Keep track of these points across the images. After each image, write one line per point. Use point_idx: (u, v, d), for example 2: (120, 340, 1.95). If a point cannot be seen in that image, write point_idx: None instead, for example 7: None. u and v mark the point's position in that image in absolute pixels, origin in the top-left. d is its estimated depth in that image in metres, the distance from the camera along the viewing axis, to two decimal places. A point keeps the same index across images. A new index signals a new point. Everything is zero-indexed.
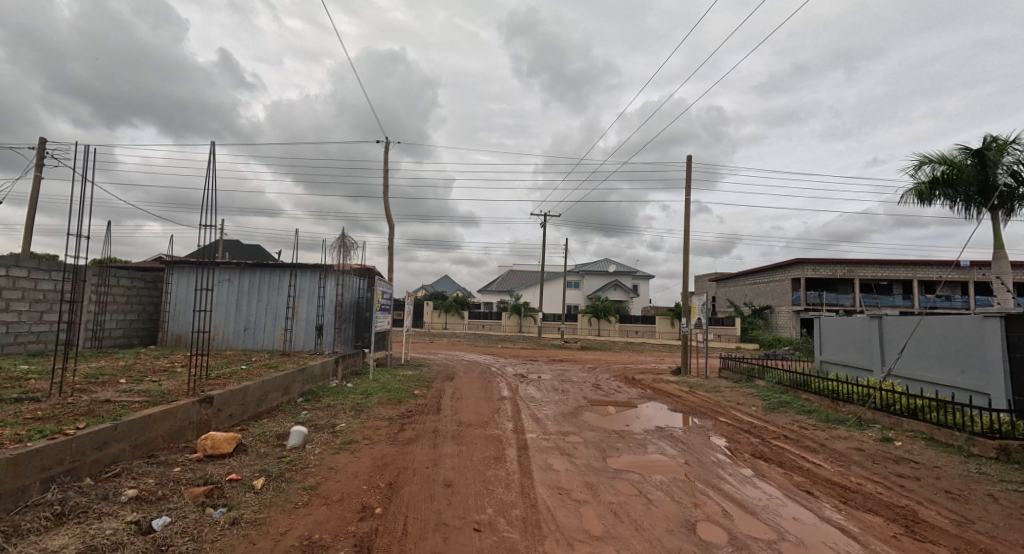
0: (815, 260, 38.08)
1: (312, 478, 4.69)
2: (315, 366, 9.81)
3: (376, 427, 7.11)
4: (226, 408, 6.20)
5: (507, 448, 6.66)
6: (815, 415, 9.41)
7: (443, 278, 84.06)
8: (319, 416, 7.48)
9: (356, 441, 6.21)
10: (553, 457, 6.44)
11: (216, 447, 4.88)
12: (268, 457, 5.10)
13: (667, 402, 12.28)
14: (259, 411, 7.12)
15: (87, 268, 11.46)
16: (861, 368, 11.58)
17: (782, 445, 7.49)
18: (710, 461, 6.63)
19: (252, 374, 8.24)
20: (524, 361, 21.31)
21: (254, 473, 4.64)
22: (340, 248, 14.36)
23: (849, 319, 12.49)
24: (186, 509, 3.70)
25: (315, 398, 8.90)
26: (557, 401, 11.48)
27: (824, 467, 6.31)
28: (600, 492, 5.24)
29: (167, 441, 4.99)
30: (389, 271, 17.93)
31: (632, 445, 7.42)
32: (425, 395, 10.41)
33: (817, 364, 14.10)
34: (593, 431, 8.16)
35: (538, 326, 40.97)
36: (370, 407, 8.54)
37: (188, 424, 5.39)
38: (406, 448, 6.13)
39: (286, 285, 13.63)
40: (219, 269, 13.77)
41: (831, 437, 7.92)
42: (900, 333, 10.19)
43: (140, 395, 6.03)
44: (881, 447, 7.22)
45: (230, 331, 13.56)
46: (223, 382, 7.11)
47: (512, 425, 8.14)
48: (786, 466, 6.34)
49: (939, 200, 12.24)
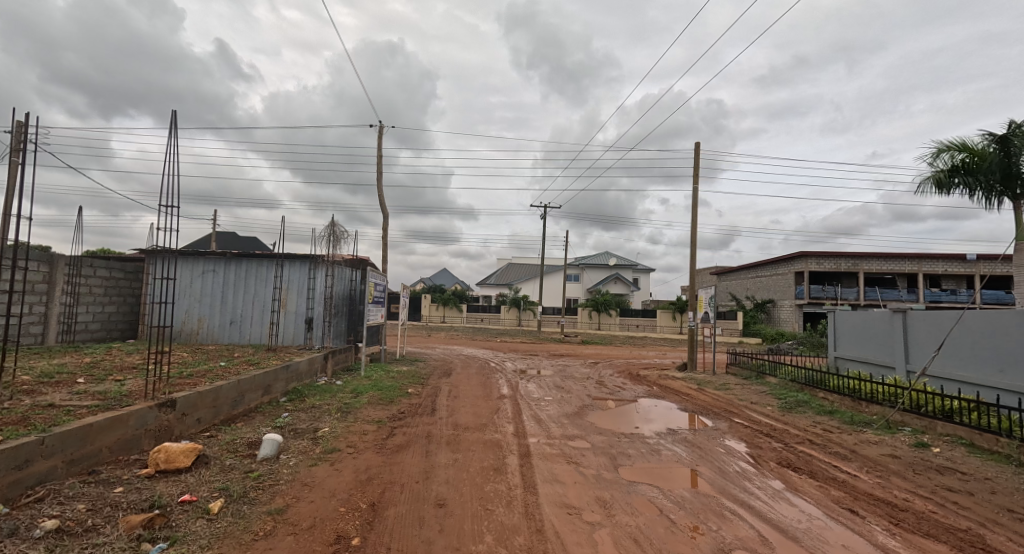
0: (820, 253, 37.34)
1: (280, 498, 4.01)
2: (300, 362, 9.10)
3: (363, 431, 6.43)
4: (193, 412, 5.51)
5: (508, 457, 5.98)
6: (838, 417, 8.77)
7: (441, 272, 83.24)
8: (300, 420, 6.80)
9: (338, 450, 5.52)
10: (559, 468, 5.77)
11: (171, 461, 4.20)
12: (233, 472, 4.41)
13: (675, 399, 11.65)
14: (233, 414, 6.45)
15: (59, 257, 10.71)
16: (883, 365, 10.96)
17: (808, 451, 6.82)
18: (733, 470, 5.97)
19: (228, 373, 7.54)
20: (524, 356, 20.68)
21: (213, 493, 3.96)
22: (330, 236, 13.62)
23: (868, 314, 11.85)
24: (116, 545, 3.02)
25: (300, 398, 8.22)
26: (560, 400, 10.79)
27: (862, 479, 5.64)
28: (616, 511, 4.56)
29: (114, 453, 4.31)
30: (384, 262, 17.23)
31: (644, 452, 6.75)
32: (419, 394, 9.71)
33: (831, 360, 13.49)
34: (600, 435, 7.49)
35: (537, 319, 40.37)
36: (359, 408, 7.84)
37: (144, 431, 4.71)
38: (395, 458, 5.45)
39: (273, 276, 12.90)
40: (203, 260, 13.03)
41: (861, 442, 7.26)
42: (928, 328, 9.54)
43: (93, 397, 5.32)
44: (919, 454, 6.57)
45: (215, 325, 12.86)
46: (193, 382, 6.43)
47: (512, 428, 7.47)
48: (819, 478, 5.67)
49: (960, 188, 11.40)
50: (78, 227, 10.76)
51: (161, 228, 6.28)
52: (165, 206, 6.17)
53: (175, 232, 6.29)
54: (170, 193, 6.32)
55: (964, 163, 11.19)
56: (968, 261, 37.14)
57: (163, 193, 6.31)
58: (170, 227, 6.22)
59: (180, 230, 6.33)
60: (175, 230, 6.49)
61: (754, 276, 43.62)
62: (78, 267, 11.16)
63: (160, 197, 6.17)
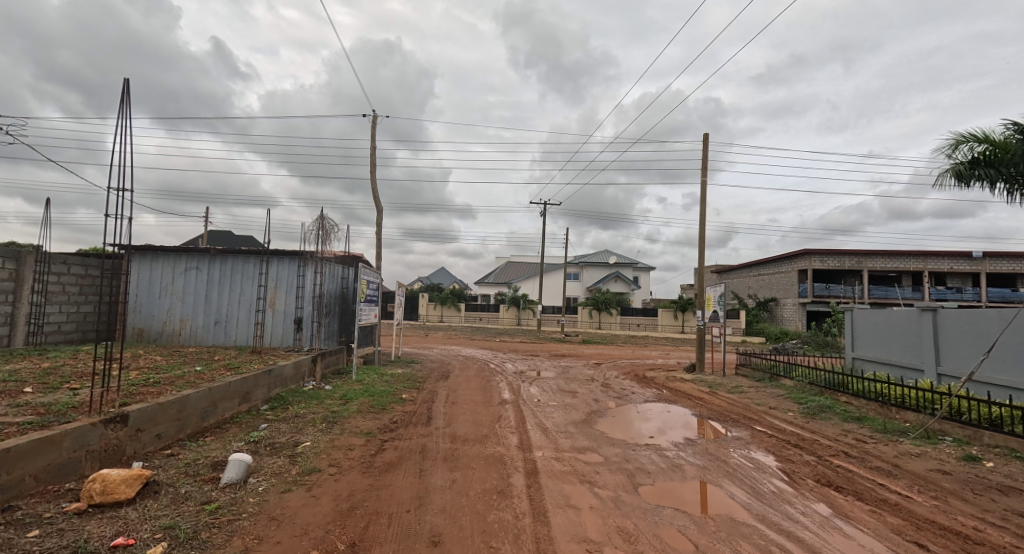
0: (823, 251, 36.63)
1: (240, 540, 3.29)
2: (285, 366, 8.38)
3: (349, 446, 5.70)
4: (151, 428, 4.80)
5: (513, 476, 5.25)
6: (868, 424, 8.11)
7: (439, 270, 82.43)
8: (280, 432, 6.08)
9: (319, 470, 4.79)
10: (573, 490, 5.03)
11: (109, 492, 3.46)
12: (186, 504, 3.67)
13: (688, 404, 10.90)
14: (203, 427, 5.73)
15: (26, 254, 9.96)
16: (909, 368, 10.32)
17: (846, 466, 6.13)
18: (768, 490, 5.24)
19: (201, 379, 6.80)
20: (524, 357, 19.93)
21: (155, 533, 3.23)
22: (319, 231, 12.86)
23: (890, 313, 11.20)
24: None
25: (283, 406, 7.49)
26: (565, 405, 10.05)
27: (918, 502, 4.94)
28: (643, 548, 3.84)
29: (41, 481, 3.58)
30: (378, 258, 16.47)
31: (664, 467, 6.03)
32: (414, 400, 8.99)
33: (849, 361, 12.85)
34: (613, 447, 6.79)
35: (537, 318, 39.69)
36: (345, 418, 7.08)
37: (83, 453, 3.98)
38: (385, 481, 4.73)
39: (260, 274, 12.15)
40: (185, 255, 12.27)
41: (901, 454, 6.57)
42: (963, 328, 8.90)
43: (31, 411, 4.56)
44: (971, 470, 5.87)
45: (199, 325, 12.12)
46: (157, 392, 5.69)
47: (516, 439, 6.75)
48: (868, 500, 4.97)
49: (979, 182, 10.16)
50: (47, 221, 9.97)
51: (112, 216, 5.25)
52: (115, 189, 5.12)
53: (128, 222, 5.20)
54: (121, 176, 5.30)
55: (985, 153, 10.07)
56: (974, 257, 36.54)
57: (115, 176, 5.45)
58: (120, 214, 5.16)
59: (134, 219, 5.29)
60: (127, 218, 5.42)
61: (755, 274, 43.02)
62: (49, 263, 10.38)
63: (108, 180, 5.07)
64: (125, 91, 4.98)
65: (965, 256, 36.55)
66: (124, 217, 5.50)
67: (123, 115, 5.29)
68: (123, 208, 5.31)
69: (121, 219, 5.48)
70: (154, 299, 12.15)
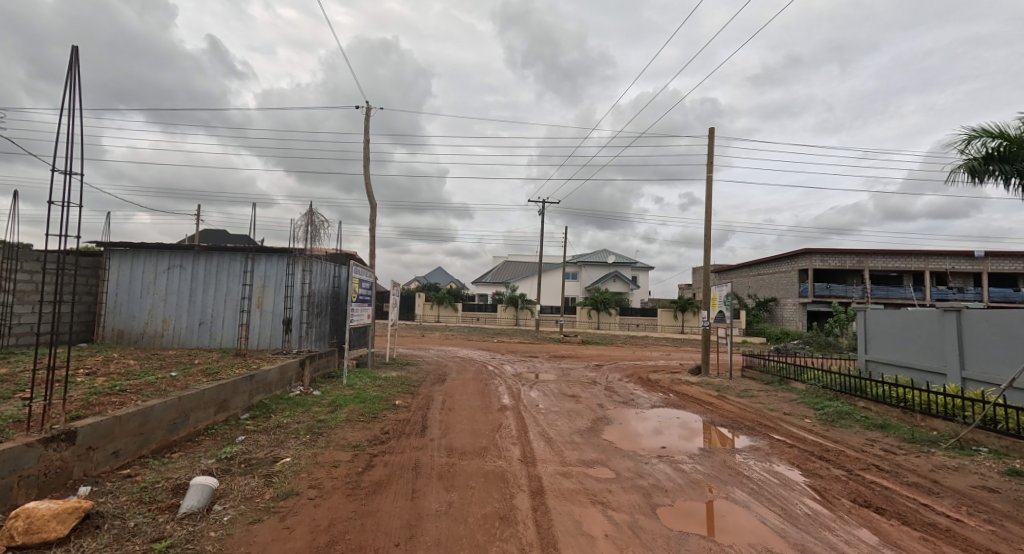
0: (824, 250, 36.15)
1: None
2: (269, 371, 7.79)
3: (334, 463, 5.13)
4: (105, 446, 4.21)
5: (517, 497, 4.69)
6: (894, 433, 7.59)
7: (437, 269, 81.50)
8: (257, 446, 5.48)
9: (297, 494, 4.21)
10: (584, 514, 4.47)
11: (35, 530, 2.88)
12: (131, 542, 3.10)
13: (697, 409, 10.36)
14: (170, 441, 5.14)
15: None
16: (930, 371, 9.81)
17: (881, 482, 5.58)
18: (802, 513, 4.69)
19: (173, 386, 6.19)
20: (524, 359, 19.31)
21: None
22: (308, 226, 12.23)
23: (907, 313, 10.69)
24: None
25: (265, 415, 6.91)
26: (568, 411, 9.46)
27: (972, 527, 4.40)
28: None
29: None
30: (371, 256, 15.85)
31: (681, 484, 5.47)
32: (408, 407, 8.41)
33: (862, 363, 12.35)
34: (625, 460, 6.25)
35: (535, 318, 39.18)
36: (332, 429, 6.49)
37: (15, 479, 3.40)
38: (371, 505, 4.17)
39: (245, 272, 11.55)
40: (168, 253, 11.68)
41: (938, 468, 6.03)
42: (992, 330, 8.39)
43: None
44: (1020, 488, 5.33)
45: (182, 326, 11.49)
46: (118, 403, 5.09)
47: (519, 452, 6.19)
48: (915, 525, 4.43)
49: (994, 179, 9.27)
50: (14, 215, 9.27)
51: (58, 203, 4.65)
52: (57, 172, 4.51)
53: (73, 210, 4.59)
54: (67, 158, 4.69)
55: (999, 147, 9.16)
56: (974, 257, 36.25)
57: (64, 156, 4.87)
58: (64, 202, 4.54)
59: (80, 207, 4.67)
60: (72, 205, 4.78)
61: (755, 274, 42.62)
62: (16, 260, 9.66)
63: (51, 161, 4.47)
64: (69, 58, 4.37)
65: (966, 256, 36.22)
66: (70, 205, 4.86)
67: (68, 87, 4.65)
68: (66, 194, 4.67)
69: (66, 207, 4.84)
70: (134, 299, 11.49)
